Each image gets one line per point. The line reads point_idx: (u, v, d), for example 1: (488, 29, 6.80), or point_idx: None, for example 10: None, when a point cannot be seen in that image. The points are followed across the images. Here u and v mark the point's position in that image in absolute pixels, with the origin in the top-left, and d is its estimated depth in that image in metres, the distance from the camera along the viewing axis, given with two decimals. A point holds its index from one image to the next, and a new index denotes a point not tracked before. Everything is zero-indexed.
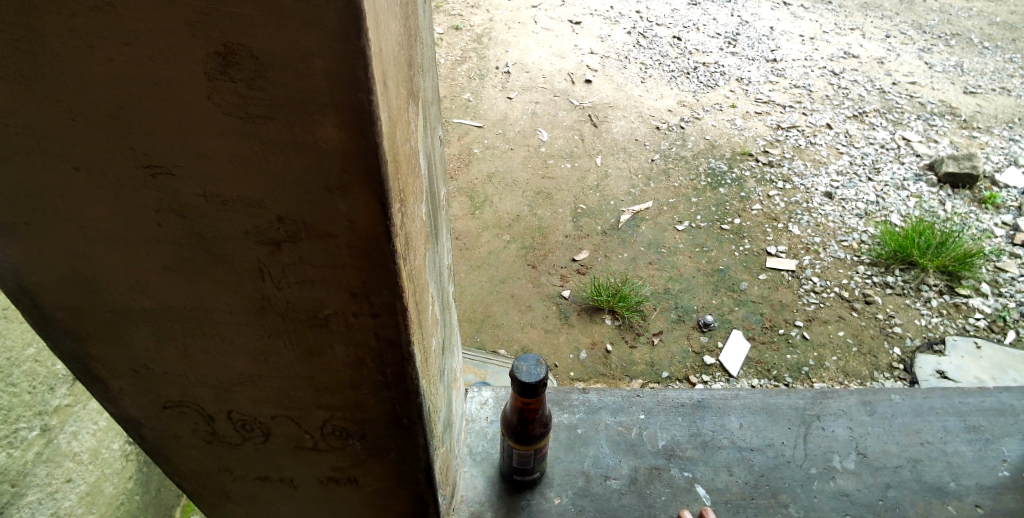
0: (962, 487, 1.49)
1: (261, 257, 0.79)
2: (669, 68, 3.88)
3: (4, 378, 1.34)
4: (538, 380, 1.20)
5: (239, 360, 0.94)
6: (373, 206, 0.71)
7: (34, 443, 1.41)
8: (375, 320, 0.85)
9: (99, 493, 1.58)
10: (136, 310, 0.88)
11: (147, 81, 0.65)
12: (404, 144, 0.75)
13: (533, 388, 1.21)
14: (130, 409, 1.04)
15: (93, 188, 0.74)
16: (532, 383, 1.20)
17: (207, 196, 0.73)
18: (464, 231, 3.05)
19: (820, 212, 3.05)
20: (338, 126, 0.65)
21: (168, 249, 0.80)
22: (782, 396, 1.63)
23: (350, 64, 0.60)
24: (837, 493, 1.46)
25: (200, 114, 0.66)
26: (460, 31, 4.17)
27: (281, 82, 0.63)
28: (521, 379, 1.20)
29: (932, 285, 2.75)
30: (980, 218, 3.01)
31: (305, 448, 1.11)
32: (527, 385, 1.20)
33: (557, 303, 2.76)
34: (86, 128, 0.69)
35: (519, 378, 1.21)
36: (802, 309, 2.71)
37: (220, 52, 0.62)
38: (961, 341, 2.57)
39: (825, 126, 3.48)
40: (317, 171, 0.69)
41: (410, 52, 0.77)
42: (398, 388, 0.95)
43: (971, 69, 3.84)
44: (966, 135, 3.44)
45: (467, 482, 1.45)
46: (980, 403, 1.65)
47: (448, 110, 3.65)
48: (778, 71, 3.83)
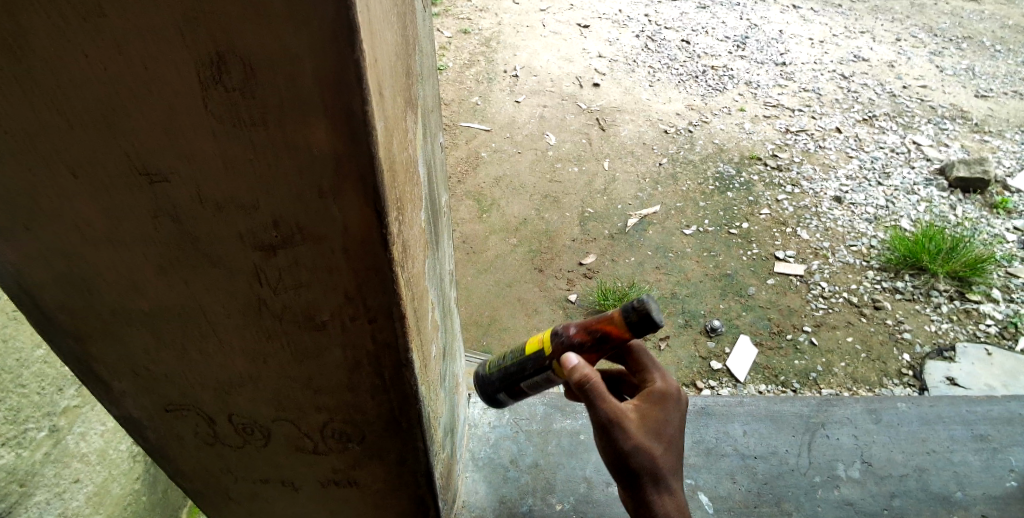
0: (968, 496, 1.48)
1: (257, 260, 0.79)
2: (677, 71, 3.87)
3: (13, 379, 1.35)
4: (653, 328, 0.95)
5: (236, 363, 0.95)
6: (367, 211, 0.71)
7: (42, 443, 1.42)
8: (372, 324, 0.85)
9: (106, 494, 1.60)
10: (134, 312, 0.89)
11: (142, 87, 0.65)
12: (400, 151, 0.75)
13: (644, 333, 0.96)
14: (131, 409, 1.05)
15: (90, 193, 0.75)
16: (646, 328, 0.96)
17: (202, 199, 0.74)
18: (471, 235, 3.05)
19: (829, 217, 3.04)
20: (329, 131, 0.65)
21: (164, 251, 0.80)
22: (788, 403, 1.62)
23: (340, 69, 0.61)
24: (840, 502, 1.45)
25: (194, 120, 0.67)
26: (469, 35, 4.18)
27: (273, 86, 0.63)
28: (638, 316, 0.96)
29: (942, 290, 2.72)
30: (991, 223, 2.98)
31: (305, 451, 1.11)
32: (636, 325, 0.96)
33: (563, 306, 2.76)
34: (82, 133, 0.70)
35: (635, 314, 0.96)
36: (811, 314, 2.69)
37: (213, 58, 0.62)
38: (971, 348, 2.53)
39: (834, 130, 3.47)
40: (309, 175, 0.69)
41: (408, 60, 0.78)
42: (395, 392, 0.95)
43: (983, 72, 3.80)
44: (978, 139, 3.41)
45: (470, 486, 1.45)
46: (989, 412, 1.63)
47: (455, 115, 3.66)
48: (787, 75, 3.81)
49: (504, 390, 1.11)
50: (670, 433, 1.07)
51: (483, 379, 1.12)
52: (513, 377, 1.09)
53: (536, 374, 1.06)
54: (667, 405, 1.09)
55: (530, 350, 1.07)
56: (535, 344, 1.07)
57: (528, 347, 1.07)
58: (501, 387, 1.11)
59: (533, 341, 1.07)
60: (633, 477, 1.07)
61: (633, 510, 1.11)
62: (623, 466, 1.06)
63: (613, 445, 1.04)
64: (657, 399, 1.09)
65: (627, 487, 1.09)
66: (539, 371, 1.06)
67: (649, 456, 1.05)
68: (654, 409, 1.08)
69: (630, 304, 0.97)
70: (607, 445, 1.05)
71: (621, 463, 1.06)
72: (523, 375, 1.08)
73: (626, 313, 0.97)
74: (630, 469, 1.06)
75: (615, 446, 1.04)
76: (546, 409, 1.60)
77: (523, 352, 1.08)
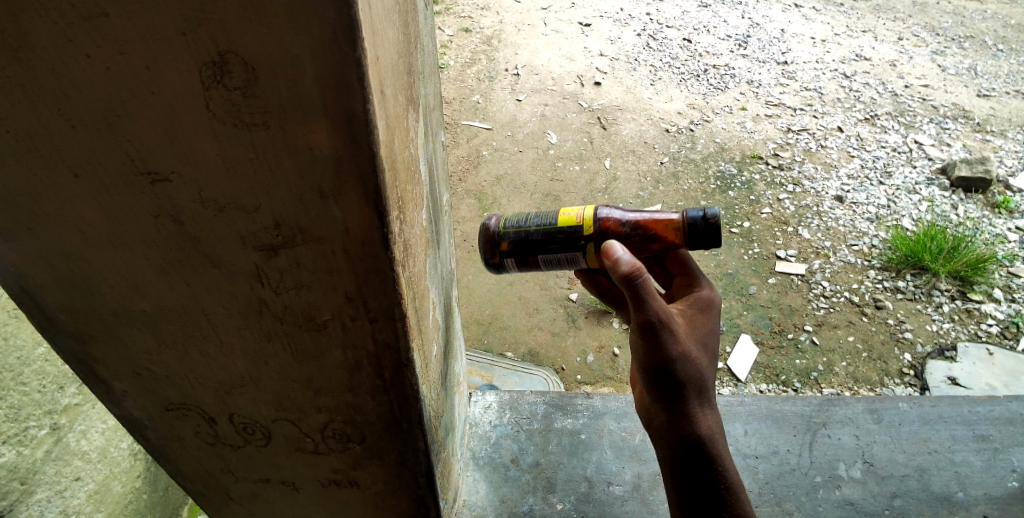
0: (969, 497, 1.48)
1: (258, 261, 0.79)
2: (678, 70, 3.87)
3: (14, 377, 1.35)
4: (713, 245, 0.97)
5: (237, 363, 0.94)
6: (369, 212, 0.71)
7: (43, 441, 1.42)
8: (373, 325, 0.85)
9: (107, 492, 1.60)
10: (135, 314, 0.89)
11: (143, 88, 0.65)
12: (401, 150, 0.75)
13: (702, 246, 0.97)
14: (132, 409, 1.05)
15: (92, 194, 0.75)
16: (709, 241, 0.96)
17: (203, 200, 0.74)
18: (472, 233, 3.05)
19: (830, 216, 3.03)
20: (331, 133, 0.65)
21: (165, 252, 0.80)
22: (788, 403, 1.62)
23: (341, 71, 0.61)
24: (841, 502, 1.45)
25: (196, 122, 0.67)
26: (470, 34, 4.18)
27: (274, 87, 0.63)
28: (706, 227, 0.96)
29: (943, 290, 2.72)
30: (993, 223, 2.98)
31: (306, 451, 1.11)
32: (699, 234, 0.96)
33: (564, 305, 2.76)
34: (84, 134, 0.70)
35: (703, 223, 0.96)
36: (812, 313, 2.69)
37: (214, 60, 0.62)
38: (973, 347, 2.53)
39: (836, 129, 3.46)
40: (311, 177, 0.69)
41: (409, 59, 0.77)
42: (396, 392, 0.95)
43: (985, 72, 3.80)
44: (980, 138, 3.40)
45: (470, 486, 1.45)
46: (990, 412, 1.63)
47: (456, 113, 3.65)
48: (788, 74, 3.81)
49: (510, 256, 1.05)
50: (711, 343, 1.01)
51: (494, 238, 1.05)
52: (529, 246, 1.03)
53: (559, 250, 1.02)
54: (707, 315, 1.03)
55: (563, 223, 1.01)
56: (572, 219, 1.01)
57: (561, 220, 1.02)
58: (510, 251, 1.04)
59: (568, 216, 1.02)
60: (674, 391, 0.99)
61: (664, 431, 1.03)
62: (665, 378, 0.98)
63: (659, 355, 0.95)
64: (695, 307, 1.03)
65: (667, 398, 1.00)
66: (565, 247, 1.01)
67: (694, 367, 0.97)
68: (694, 317, 1.02)
69: (700, 212, 0.96)
70: (651, 354, 0.96)
71: (663, 375, 0.98)
72: (544, 247, 1.02)
73: (693, 219, 0.96)
74: (672, 382, 0.98)
75: (662, 355, 0.95)
76: (547, 408, 1.60)
77: (552, 223, 1.02)
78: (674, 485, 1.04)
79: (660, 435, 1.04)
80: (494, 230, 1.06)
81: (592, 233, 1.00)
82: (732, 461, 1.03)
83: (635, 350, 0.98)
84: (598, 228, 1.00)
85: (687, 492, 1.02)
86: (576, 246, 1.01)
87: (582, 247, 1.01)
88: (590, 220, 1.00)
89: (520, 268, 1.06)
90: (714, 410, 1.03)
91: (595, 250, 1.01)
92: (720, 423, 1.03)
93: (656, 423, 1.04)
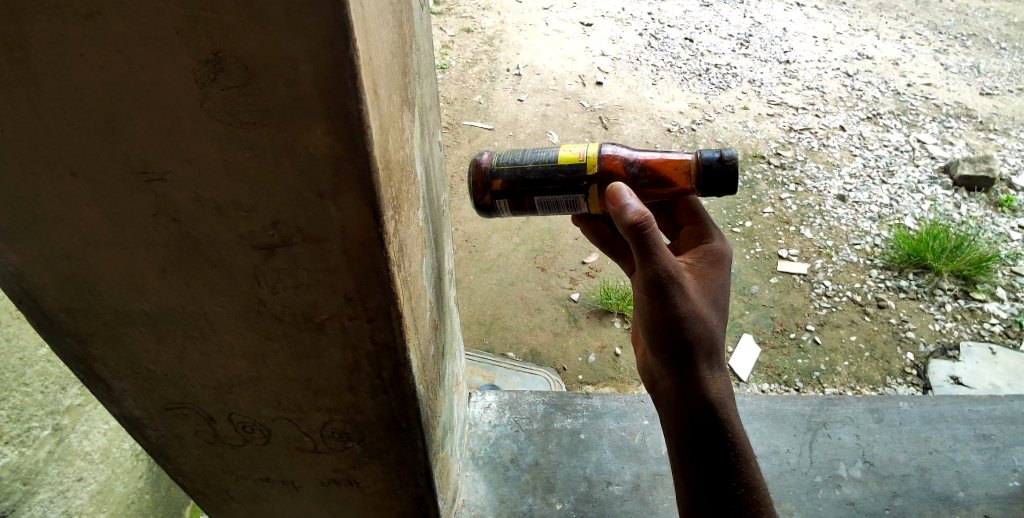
0: (970, 496, 1.47)
1: (256, 261, 0.79)
2: (680, 70, 3.86)
3: (16, 378, 1.35)
4: (729, 191, 0.95)
5: (236, 363, 0.95)
6: (365, 211, 0.71)
7: (46, 442, 1.42)
8: (370, 324, 0.85)
9: (110, 492, 1.61)
10: (134, 313, 0.89)
11: (140, 88, 0.65)
12: (396, 150, 0.75)
13: (716, 191, 0.95)
14: (132, 409, 1.05)
15: (90, 194, 0.75)
16: (724, 185, 0.94)
17: (201, 201, 0.74)
18: (473, 233, 3.05)
19: (832, 215, 3.03)
20: (327, 132, 0.65)
21: (163, 252, 0.80)
22: (789, 402, 1.61)
23: (336, 70, 0.61)
24: (841, 501, 1.45)
25: (193, 121, 0.67)
26: (472, 34, 4.18)
27: (270, 87, 0.63)
28: (721, 170, 0.94)
29: (946, 289, 2.71)
30: (996, 222, 2.97)
31: (306, 451, 1.11)
32: (714, 177, 0.94)
33: (566, 305, 2.76)
34: (81, 134, 0.70)
35: (719, 165, 0.94)
36: (814, 313, 2.68)
37: (209, 59, 0.62)
38: (975, 347, 2.53)
39: (838, 128, 3.45)
40: (307, 176, 0.69)
41: (404, 58, 0.77)
42: (395, 392, 0.95)
43: (988, 70, 3.79)
44: (983, 137, 3.39)
45: (470, 485, 1.45)
46: (992, 411, 1.62)
47: (458, 113, 3.65)
48: (790, 73, 3.80)
49: (507, 196, 1.02)
50: (720, 302, 1.01)
51: (490, 176, 1.02)
52: (529, 185, 1.00)
53: (560, 191, 0.99)
54: (715, 272, 1.03)
55: (565, 161, 0.99)
56: (575, 158, 0.99)
57: (563, 157, 0.99)
58: (508, 190, 1.02)
59: (571, 154, 0.99)
60: (682, 351, 0.99)
61: (672, 394, 1.03)
62: (674, 336, 0.98)
63: (667, 311, 0.95)
64: (703, 265, 1.03)
65: (679, 354, 0.99)
66: (567, 187, 0.99)
67: (704, 325, 0.97)
68: (701, 275, 1.02)
69: (716, 154, 0.94)
70: (660, 310, 0.95)
71: (671, 333, 0.97)
72: (544, 186, 1.00)
73: (707, 160, 0.94)
74: (681, 341, 0.98)
75: (670, 311, 0.95)
76: (547, 408, 1.60)
77: (553, 161, 0.99)
78: (683, 449, 1.03)
79: (668, 399, 1.03)
80: (491, 167, 1.03)
81: (596, 173, 0.98)
82: (741, 425, 1.03)
83: (643, 308, 0.98)
84: (603, 167, 0.98)
85: (695, 458, 1.01)
86: (578, 187, 0.99)
87: (586, 188, 0.98)
88: (595, 158, 0.98)
89: (517, 209, 1.04)
90: (723, 372, 1.02)
91: (599, 191, 0.99)
92: (730, 386, 1.02)
93: (664, 386, 1.04)
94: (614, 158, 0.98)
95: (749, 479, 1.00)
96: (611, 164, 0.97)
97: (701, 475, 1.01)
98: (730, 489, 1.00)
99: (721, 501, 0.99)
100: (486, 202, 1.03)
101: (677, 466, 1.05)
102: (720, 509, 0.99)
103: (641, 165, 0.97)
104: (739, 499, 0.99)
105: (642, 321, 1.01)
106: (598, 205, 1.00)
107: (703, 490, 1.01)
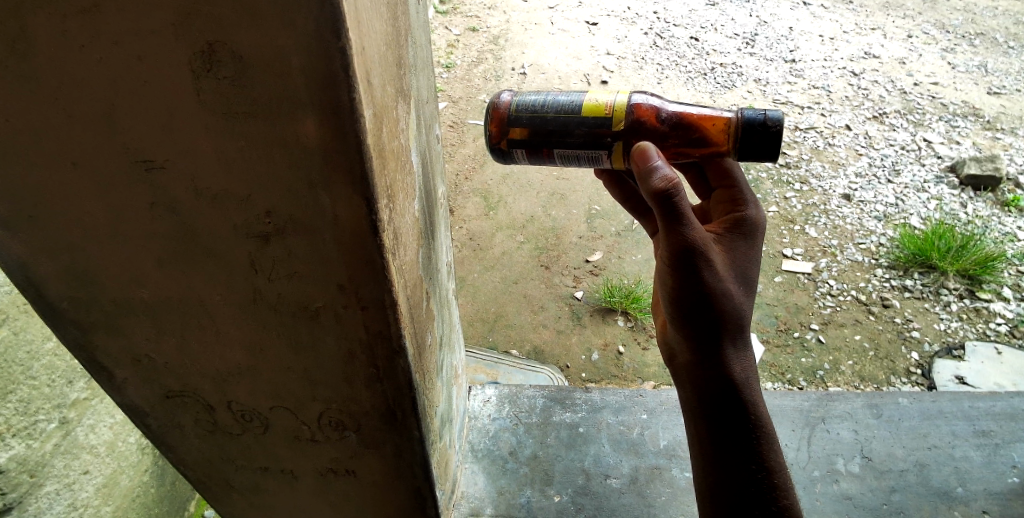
0: (969, 492, 1.47)
1: (251, 250, 0.80)
2: (686, 68, 3.85)
3: (23, 371, 1.35)
4: (769, 156, 0.94)
5: (234, 352, 0.96)
6: (356, 200, 0.72)
7: (52, 435, 1.43)
8: (364, 313, 0.86)
9: (115, 485, 1.63)
10: (135, 302, 0.90)
11: (138, 80, 0.66)
12: (389, 139, 0.76)
13: (755, 155, 0.95)
14: (133, 398, 1.07)
15: (90, 184, 0.77)
16: (764, 150, 0.94)
17: (198, 191, 0.75)
18: (478, 231, 3.06)
19: (837, 214, 3.03)
20: (318, 123, 0.66)
21: (163, 244, 0.82)
22: (787, 398, 1.62)
23: (327, 61, 0.62)
24: (839, 496, 1.45)
25: (189, 112, 0.68)
26: (477, 34, 4.19)
27: (263, 79, 0.64)
28: (762, 134, 0.93)
29: (951, 288, 2.71)
30: (1002, 222, 2.96)
31: (304, 440, 1.12)
32: (753, 141, 0.94)
33: (570, 303, 2.76)
34: (82, 125, 0.71)
35: (760, 128, 0.93)
36: (818, 312, 2.68)
37: (204, 50, 0.63)
38: (980, 346, 2.52)
39: (843, 127, 3.45)
40: (299, 165, 0.70)
41: (398, 50, 0.79)
42: (390, 381, 0.96)
43: (996, 69, 3.77)
44: (990, 136, 3.38)
45: (468, 478, 1.46)
46: (992, 407, 1.62)
47: (463, 112, 3.66)
48: (796, 71, 3.79)
49: (527, 144, 1.02)
50: (746, 277, 1.01)
51: (510, 122, 1.01)
52: (549, 135, 1.00)
53: (582, 145, 0.99)
54: (742, 245, 1.03)
55: (590, 113, 0.98)
56: (600, 109, 0.98)
57: (587, 108, 0.98)
58: (527, 138, 1.01)
59: (596, 105, 0.98)
60: (706, 325, 0.99)
61: (692, 370, 1.03)
62: (698, 312, 0.98)
63: (693, 286, 0.96)
64: (730, 237, 1.03)
65: (702, 327, 0.99)
66: (589, 141, 0.98)
67: (730, 302, 0.97)
68: (729, 249, 1.02)
69: (758, 116, 0.94)
70: (684, 281, 0.96)
71: (696, 308, 0.98)
72: (566, 138, 0.99)
73: (749, 122, 0.94)
74: (705, 315, 0.98)
75: (695, 285, 0.96)
76: (546, 402, 1.60)
77: (577, 110, 0.98)
78: (702, 427, 1.03)
79: (688, 376, 1.04)
80: (511, 113, 1.02)
81: (622, 129, 0.97)
82: (764, 405, 1.03)
83: (666, 282, 0.98)
84: (630, 123, 0.97)
85: (714, 437, 1.02)
86: (602, 143, 0.98)
87: (609, 144, 0.98)
88: (622, 111, 0.97)
89: (535, 158, 1.04)
90: (747, 350, 1.02)
91: (624, 149, 0.98)
92: (753, 366, 1.02)
93: (683, 362, 1.05)
94: (643, 113, 0.97)
95: (770, 462, 1.01)
96: (639, 119, 0.97)
97: (722, 455, 1.02)
98: (751, 471, 1.00)
99: (741, 481, 1.00)
100: (503, 148, 1.03)
101: (696, 445, 1.05)
102: (739, 492, 1.00)
103: (674, 121, 0.97)
104: (760, 482, 1.00)
105: (663, 295, 1.01)
106: (621, 163, 0.99)
107: (722, 471, 1.01)
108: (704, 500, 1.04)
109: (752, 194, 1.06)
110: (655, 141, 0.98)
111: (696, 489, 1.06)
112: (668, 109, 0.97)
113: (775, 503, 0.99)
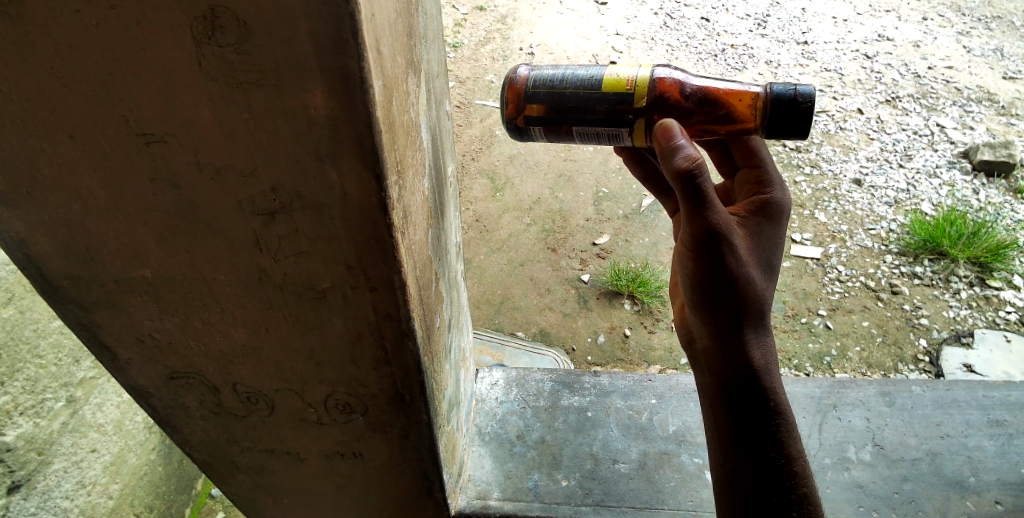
0: (982, 482, 1.46)
1: (257, 228, 0.78)
2: (696, 50, 3.78)
3: (30, 350, 1.34)
4: (799, 134, 0.91)
5: (237, 333, 0.94)
6: (366, 176, 0.70)
7: (60, 413, 1.42)
8: (372, 293, 0.84)
9: (122, 463, 1.63)
10: (136, 280, 0.88)
11: (137, 48, 0.64)
12: (400, 113, 0.74)
13: (783, 133, 0.92)
14: (137, 378, 1.05)
15: (89, 157, 0.74)
16: (794, 128, 0.91)
17: (200, 165, 0.73)
18: (484, 213, 3.03)
19: (848, 200, 2.99)
20: (327, 93, 0.64)
21: (164, 220, 0.80)
22: (799, 384, 1.60)
23: (335, 26, 0.59)
24: (851, 484, 1.44)
25: (191, 82, 0.65)
26: (484, 12, 4.13)
27: (267, 45, 0.61)
28: (793, 111, 0.90)
29: (962, 276, 2.67)
30: (1015, 209, 2.91)
31: (309, 423, 1.11)
32: (783, 119, 0.91)
33: (576, 286, 2.74)
34: (80, 96, 0.69)
35: (790, 105, 0.90)
36: (827, 297, 2.66)
37: (205, 16, 0.60)
38: (990, 334, 2.50)
39: (856, 111, 3.38)
40: (307, 139, 0.68)
41: (409, 20, 0.76)
42: (398, 363, 0.95)
43: (1012, 53, 3.69)
44: (1004, 122, 3.32)
45: (475, 461, 1.45)
46: (1006, 397, 1.60)
47: (469, 92, 3.61)
48: (808, 54, 3.72)
49: (544, 121, 0.99)
50: (769, 261, 0.99)
51: (527, 98, 0.99)
52: (569, 111, 0.97)
53: (602, 122, 0.96)
54: (767, 228, 1.01)
55: (612, 88, 0.94)
56: (622, 85, 0.94)
57: (608, 83, 0.95)
58: (545, 115, 0.98)
59: (618, 80, 0.95)
60: (726, 308, 0.97)
61: (711, 355, 1.01)
62: (720, 294, 0.96)
63: (715, 269, 0.94)
64: (755, 221, 1.01)
65: (722, 311, 0.97)
66: (610, 118, 0.95)
67: (753, 287, 0.95)
68: (753, 232, 1.00)
69: (788, 90, 0.90)
70: (705, 265, 0.93)
71: (717, 292, 0.96)
72: (585, 115, 0.96)
73: (778, 97, 0.90)
74: (726, 300, 0.96)
75: (716, 269, 0.94)
76: (553, 385, 1.59)
77: (597, 86, 0.95)
78: (721, 414, 1.01)
79: (707, 360, 1.02)
80: (528, 89, 0.99)
81: (643, 105, 0.94)
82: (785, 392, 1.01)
83: (687, 265, 0.96)
84: (653, 99, 0.94)
85: (733, 423, 1.00)
86: (623, 120, 0.95)
87: (631, 121, 0.95)
88: (644, 87, 0.94)
89: (552, 135, 1.01)
90: (769, 335, 1.00)
91: (646, 126, 0.95)
92: (775, 352, 1.00)
93: (702, 347, 1.03)
94: (666, 88, 0.94)
95: (790, 449, 0.99)
96: (663, 94, 0.94)
97: (739, 441, 1.00)
98: (770, 459, 0.99)
99: (759, 467, 0.99)
100: (520, 125, 1.00)
101: (713, 430, 1.03)
102: (756, 478, 0.98)
103: (699, 97, 0.95)
104: (778, 470, 0.98)
105: (684, 278, 0.99)
106: (643, 140, 0.96)
107: (740, 458, 1.00)
108: (720, 487, 1.03)
109: (778, 175, 1.05)
110: (679, 118, 0.95)
111: (713, 476, 1.04)
112: (693, 84, 0.95)
113: (794, 491, 0.98)
